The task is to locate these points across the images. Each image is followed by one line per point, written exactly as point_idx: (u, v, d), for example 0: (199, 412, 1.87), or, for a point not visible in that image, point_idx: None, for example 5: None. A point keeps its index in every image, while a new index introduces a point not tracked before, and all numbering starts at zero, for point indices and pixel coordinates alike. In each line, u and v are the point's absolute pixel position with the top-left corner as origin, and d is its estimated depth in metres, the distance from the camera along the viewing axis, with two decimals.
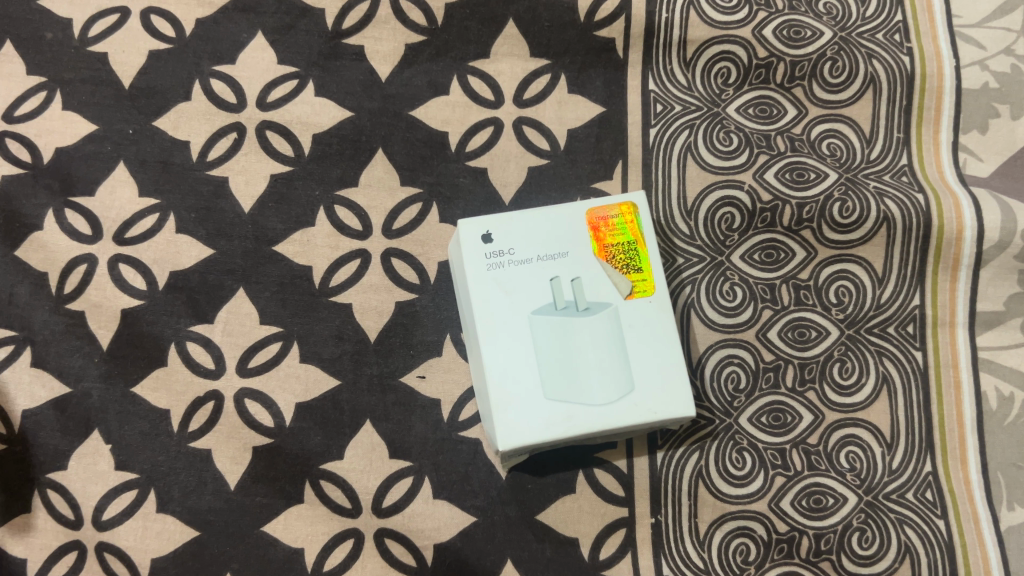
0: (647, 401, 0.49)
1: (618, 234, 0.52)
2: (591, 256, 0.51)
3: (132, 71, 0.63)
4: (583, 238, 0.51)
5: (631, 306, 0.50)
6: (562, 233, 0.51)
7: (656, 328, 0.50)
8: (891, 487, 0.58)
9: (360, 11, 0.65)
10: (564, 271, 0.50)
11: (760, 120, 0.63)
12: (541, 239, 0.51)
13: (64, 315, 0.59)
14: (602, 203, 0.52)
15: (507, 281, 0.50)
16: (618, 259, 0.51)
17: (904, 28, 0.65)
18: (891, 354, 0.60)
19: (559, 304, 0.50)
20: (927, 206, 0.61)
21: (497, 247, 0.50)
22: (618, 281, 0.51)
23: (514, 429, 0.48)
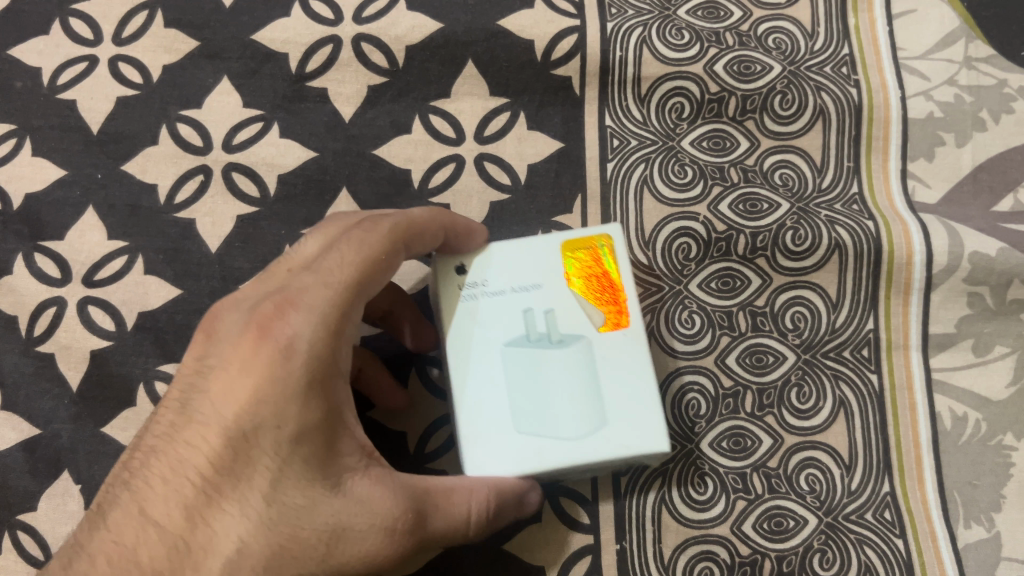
0: (618, 436, 0.48)
1: (594, 266, 0.53)
2: (564, 288, 0.52)
3: (100, 117, 0.65)
4: (558, 270, 0.52)
5: (603, 341, 0.51)
6: (538, 266, 0.53)
7: (628, 363, 0.50)
8: (850, 508, 0.59)
9: (322, 54, 0.67)
10: (539, 301, 0.52)
11: (713, 152, 0.65)
12: (518, 273, 0.52)
13: (33, 358, 0.60)
14: (575, 235, 0.53)
15: (481, 312, 0.51)
16: (591, 291, 0.52)
17: (851, 60, 0.67)
18: (847, 377, 0.61)
19: (533, 336, 0.51)
20: (877, 232, 0.63)
21: (473, 278, 0.52)
22: (592, 312, 0.51)
23: (484, 462, 0.48)
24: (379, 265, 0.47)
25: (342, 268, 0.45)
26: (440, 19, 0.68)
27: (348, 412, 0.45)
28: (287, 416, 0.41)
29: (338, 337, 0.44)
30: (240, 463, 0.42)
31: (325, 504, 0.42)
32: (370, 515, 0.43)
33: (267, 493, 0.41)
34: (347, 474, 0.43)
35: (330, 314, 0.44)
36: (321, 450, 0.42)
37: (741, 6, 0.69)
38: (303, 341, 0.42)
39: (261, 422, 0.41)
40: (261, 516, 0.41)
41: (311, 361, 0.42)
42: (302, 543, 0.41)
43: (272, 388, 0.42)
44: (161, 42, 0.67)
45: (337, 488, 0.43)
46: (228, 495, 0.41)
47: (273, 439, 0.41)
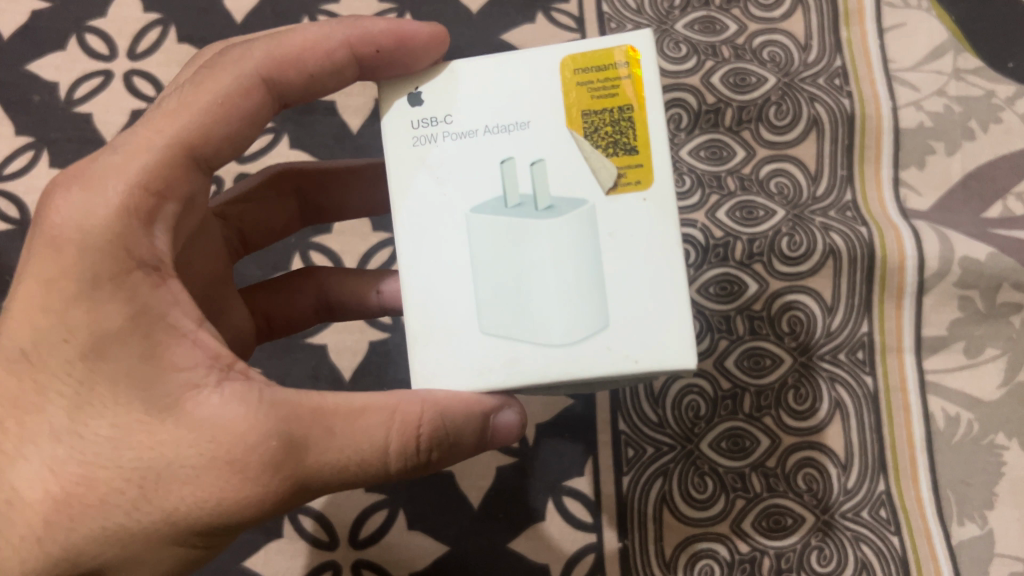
0: (623, 342, 0.37)
1: (606, 90, 0.38)
2: (562, 126, 0.37)
3: (115, 129, 0.67)
4: (556, 100, 0.37)
5: (614, 202, 0.37)
6: (528, 93, 0.37)
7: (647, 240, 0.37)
8: (847, 506, 0.61)
9: None
10: (519, 149, 0.37)
11: (711, 161, 0.67)
12: (494, 103, 0.38)
13: None
14: (589, 47, 0.38)
15: (439, 162, 0.38)
16: (602, 134, 0.37)
17: (843, 72, 0.69)
18: (843, 379, 0.63)
19: (511, 200, 0.37)
20: (870, 238, 0.64)
21: (429, 113, 0.38)
22: (601, 166, 0.37)
23: (433, 368, 0.38)
24: (202, 117, 0.39)
25: (159, 120, 0.38)
26: (445, 33, 0.70)
27: (177, 308, 0.36)
28: (74, 314, 0.34)
29: (134, 216, 0.35)
30: (26, 389, 0.35)
31: (149, 432, 0.34)
32: (215, 445, 0.34)
33: (63, 423, 0.35)
34: (184, 398, 0.34)
35: (130, 185, 0.36)
36: (127, 363, 0.34)
37: (737, 19, 0.71)
38: (75, 220, 0.35)
39: (42, 334, 0.35)
40: (62, 450, 0.35)
41: (90, 237, 0.35)
42: (107, 485, 0.34)
43: (48, 285, 0.35)
44: (174, 57, 0.69)
45: (164, 418, 0.34)
46: (12, 431, 0.35)
47: (62, 349, 0.35)
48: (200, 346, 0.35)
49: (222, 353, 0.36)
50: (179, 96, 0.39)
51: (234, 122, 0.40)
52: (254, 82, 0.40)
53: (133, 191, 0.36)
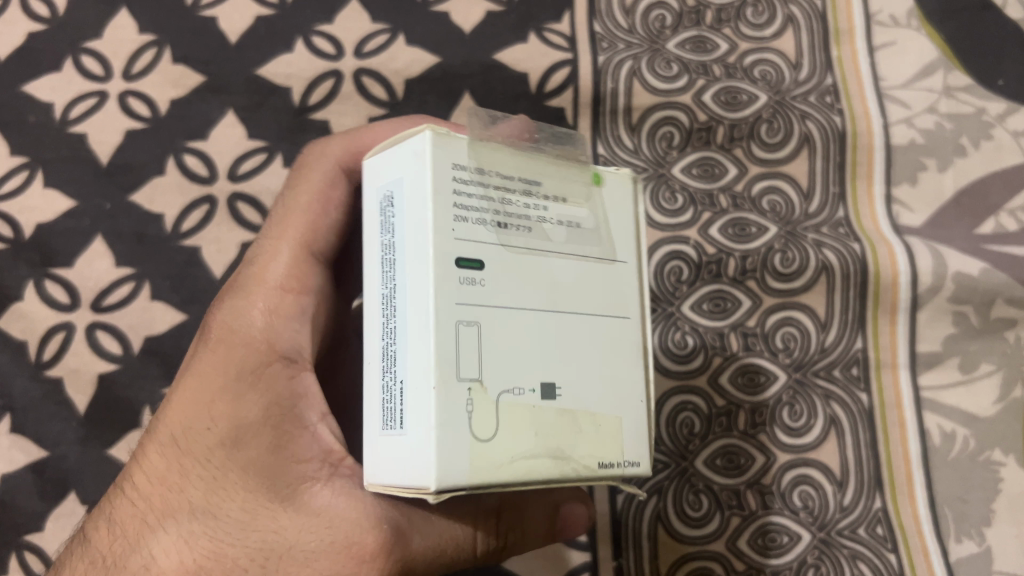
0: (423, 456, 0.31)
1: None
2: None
3: (109, 149, 0.68)
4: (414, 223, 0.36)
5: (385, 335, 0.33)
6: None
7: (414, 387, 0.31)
8: (843, 523, 0.60)
9: (324, 88, 0.69)
10: None
11: (703, 178, 0.67)
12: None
13: (42, 381, 0.63)
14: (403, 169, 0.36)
15: None
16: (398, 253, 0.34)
17: (834, 90, 0.70)
18: (837, 396, 0.63)
19: None
20: (863, 254, 0.65)
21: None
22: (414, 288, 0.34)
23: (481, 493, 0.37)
24: (316, 216, 0.46)
25: (281, 237, 0.46)
26: (438, 52, 0.70)
27: (303, 401, 0.42)
28: (219, 409, 0.41)
29: (281, 317, 0.43)
30: (173, 472, 0.40)
31: (274, 519, 0.38)
32: (333, 531, 0.37)
33: (199, 506, 0.39)
34: (303, 488, 0.39)
35: (274, 292, 0.44)
36: (263, 452, 0.39)
37: (728, 39, 0.71)
38: (238, 322, 0.43)
39: (194, 423, 0.41)
40: (206, 537, 0.38)
41: (247, 338, 0.42)
42: (233, 562, 0.37)
43: (213, 371, 0.42)
44: (169, 77, 0.69)
45: (287, 502, 0.38)
46: (157, 507, 0.39)
47: (206, 440, 0.40)
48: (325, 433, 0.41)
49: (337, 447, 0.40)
50: (283, 213, 0.47)
51: (332, 214, 0.47)
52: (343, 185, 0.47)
53: (276, 294, 0.44)
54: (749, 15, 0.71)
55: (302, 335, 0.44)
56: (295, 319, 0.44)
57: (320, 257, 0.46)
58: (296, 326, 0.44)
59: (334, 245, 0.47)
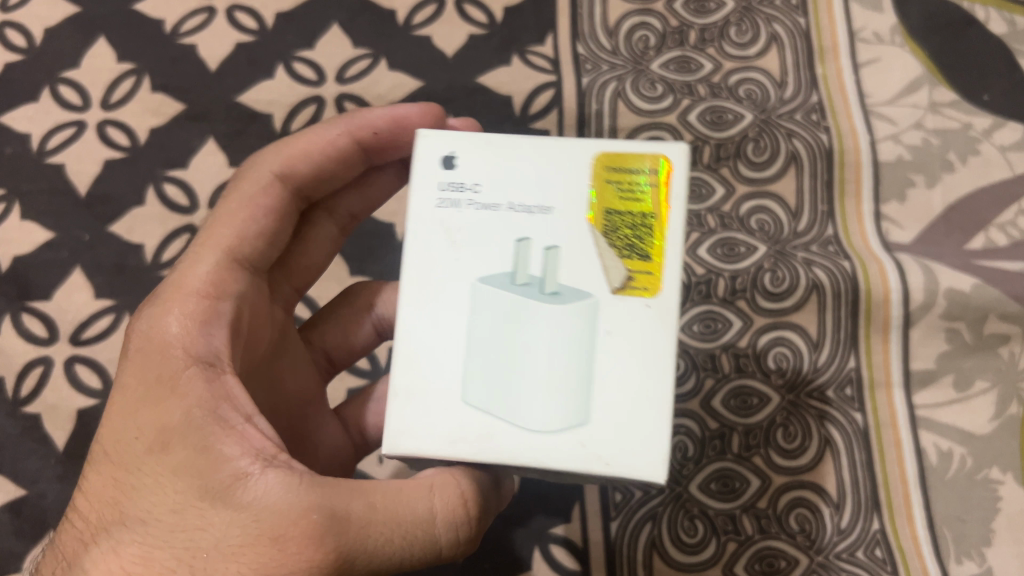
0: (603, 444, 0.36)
1: (632, 195, 0.38)
2: (583, 225, 0.37)
3: (88, 179, 0.67)
4: (580, 194, 0.38)
5: (620, 303, 0.37)
6: (550, 179, 0.38)
7: (639, 371, 0.37)
8: (841, 546, 0.59)
9: (306, 114, 0.68)
10: (538, 231, 0.38)
11: (691, 199, 0.67)
12: (518, 181, 0.38)
13: (20, 418, 0.62)
14: (622, 149, 0.38)
15: (467, 227, 0.38)
16: (622, 234, 0.37)
17: (820, 108, 0.69)
18: (832, 416, 0.62)
19: (519, 279, 0.37)
20: (854, 272, 0.64)
21: (458, 178, 0.39)
22: (610, 266, 0.37)
23: (403, 425, 0.37)
24: (241, 225, 0.46)
25: (208, 245, 0.45)
26: (421, 77, 0.70)
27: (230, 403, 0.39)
28: (141, 418, 0.38)
29: (202, 319, 0.42)
30: (112, 487, 0.38)
31: (202, 517, 0.35)
32: (263, 523, 0.35)
33: (129, 514, 0.37)
34: (233, 486, 0.36)
35: (196, 297, 0.42)
36: (186, 455, 0.37)
37: (712, 58, 0.71)
38: (156, 326, 0.41)
39: (122, 432, 0.39)
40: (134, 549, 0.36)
41: (167, 338, 0.40)
42: (160, 565, 0.35)
43: (135, 375, 0.40)
44: (149, 106, 0.69)
45: (217, 502, 0.35)
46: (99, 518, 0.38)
47: (134, 449, 0.38)
48: (255, 432, 0.38)
49: (265, 444, 0.38)
50: (211, 220, 0.47)
51: (260, 221, 0.47)
52: (277, 194, 0.48)
53: (200, 302, 0.42)
54: (733, 35, 0.71)
55: (222, 337, 0.42)
56: (210, 322, 0.42)
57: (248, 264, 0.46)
58: (211, 330, 0.41)
59: (259, 253, 0.47)
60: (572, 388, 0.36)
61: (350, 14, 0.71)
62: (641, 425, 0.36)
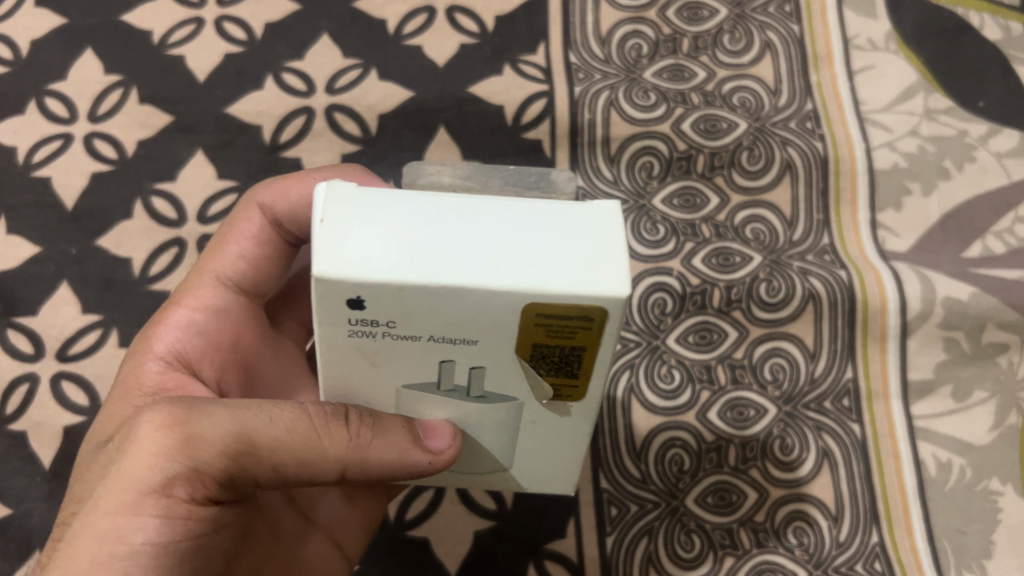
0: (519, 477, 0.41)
1: (568, 338, 0.32)
2: (508, 356, 0.33)
3: (75, 193, 0.66)
4: (510, 336, 0.32)
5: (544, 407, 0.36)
6: (475, 320, 0.31)
7: (559, 441, 0.39)
8: (840, 560, 0.58)
9: (296, 125, 0.68)
10: (462, 358, 0.33)
11: (684, 209, 0.66)
12: (437, 321, 0.32)
13: (5, 436, 0.60)
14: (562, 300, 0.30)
15: (379, 349, 0.33)
16: (548, 363, 0.33)
17: (815, 116, 0.68)
18: (829, 428, 0.61)
19: (444, 388, 0.35)
20: (850, 281, 0.63)
21: (372, 316, 0.31)
22: (537, 385, 0.35)
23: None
24: (228, 253, 0.49)
25: (200, 268, 0.50)
26: (411, 86, 0.69)
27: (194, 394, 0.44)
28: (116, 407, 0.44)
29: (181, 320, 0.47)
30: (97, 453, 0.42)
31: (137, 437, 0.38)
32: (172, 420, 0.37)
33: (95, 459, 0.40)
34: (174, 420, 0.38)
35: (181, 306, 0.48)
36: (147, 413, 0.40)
37: (705, 66, 0.70)
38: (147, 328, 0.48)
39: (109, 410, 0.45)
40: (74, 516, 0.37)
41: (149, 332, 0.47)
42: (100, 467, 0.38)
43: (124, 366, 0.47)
44: (137, 118, 0.68)
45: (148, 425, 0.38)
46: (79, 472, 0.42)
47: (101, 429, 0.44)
48: None
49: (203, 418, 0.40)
50: (213, 246, 0.51)
51: (243, 245, 0.50)
52: (262, 226, 0.50)
53: (182, 314, 0.47)
54: (726, 42, 0.71)
55: (192, 344, 0.46)
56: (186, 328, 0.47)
57: (231, 286, 0.49)
58: (176, 333, 0.47)
59: (253, 280, 0.50)
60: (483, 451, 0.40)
61: (339, 23, 0.71)
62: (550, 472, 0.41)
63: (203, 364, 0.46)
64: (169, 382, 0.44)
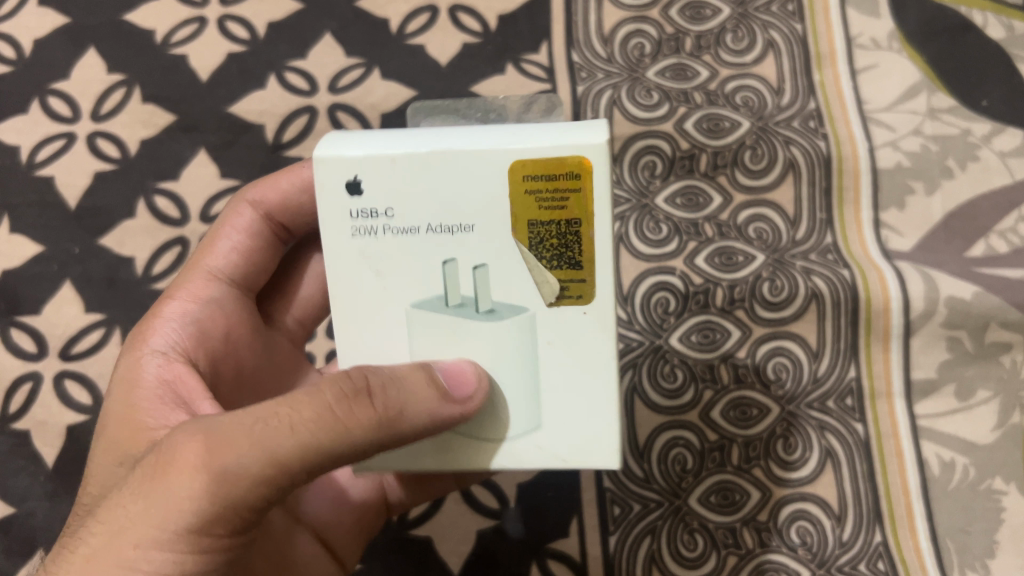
0: (559, 444, 0.39)
1: (557, 201, 0.36)
2: (506, 236, 0.36)
3: (78, 191, 0.66)
4: (502, 207, 0.36)
5: (557, 316, 0.37)
6: (469, 193, 0.36)
7: (585, 375, 0.38)
8: (843, 559, 0.58)
9: (298, 124, 0.68)
10: (463, 251, 0.37)
11: (687, 208, 0.66)
12: (433, 197, 0.36)
13: (10, 435, 0.61)
14: (539, 154, 0.35)
15: (388, 247, 0.37)
16: (548, 245, 0.36)
17: (818, 114, 0.68)
18: (832, 427, 0.61)
19: (453, 297, 0.37)
20: (854, 281, 0.63)
21: (371, 205, 0.37)
22: (543, 280, 0.37)
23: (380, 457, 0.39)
24: (219, 248, 0.50)
25: (192, 266, 0.50)
26: (413, 85, 0.69)
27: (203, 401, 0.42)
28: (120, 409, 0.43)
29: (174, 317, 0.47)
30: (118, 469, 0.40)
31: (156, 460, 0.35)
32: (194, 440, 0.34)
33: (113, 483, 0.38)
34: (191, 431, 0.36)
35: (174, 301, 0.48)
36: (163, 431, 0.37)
37: (708, 65, 0.70)
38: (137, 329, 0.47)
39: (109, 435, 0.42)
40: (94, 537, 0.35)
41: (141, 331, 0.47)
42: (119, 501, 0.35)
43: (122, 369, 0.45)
44: (139, 117, 0.68)
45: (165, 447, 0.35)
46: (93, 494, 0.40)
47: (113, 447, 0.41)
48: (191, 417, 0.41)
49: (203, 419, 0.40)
50: (202, 244, 0.51)
51: (234, 237, 0.50)
52: (254, 220, 0.51)
53: (176, 306, 0.47)
54: (729, 42, 0.71)
55: (189, 335, 0.46)
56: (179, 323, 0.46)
57: (224, 278, 0.49)
58: (173, 327, 0.46)
59: (244, 273, 0.50)
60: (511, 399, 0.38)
61: (342, 22, 0.71)
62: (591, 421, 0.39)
63: (200, 355, 0.45)
64: (170, 374, 0.43)
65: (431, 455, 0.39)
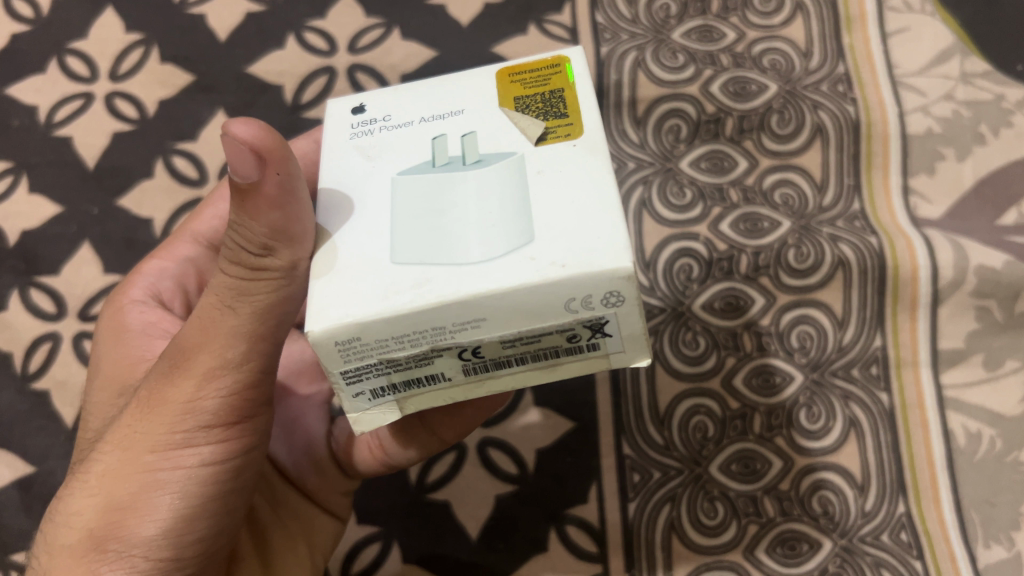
0: (553, 249, 0.28)
1: (541, 81, 0.35)
2: (496, 110, 0.34)
3: (95, 151, 0.66)
4: (491, 94, 0.34)
5: (548, 149, 0.32)
6: (460, 96, 0.35)
7: (582, 189, 0.30)
8: (865, 530, 0.57)
9: (319, 85, 0.67)
10: (453, 126, 0.33)
11: (712, 172, 0.65)
12: (426, 103, 0.35)
13: (29, 394, 0.60)
14: (521, 61, 0.36)
15: (378, 142, 0.33)
16: (535, 108, 0.34)
17: (847, 78, 0.67)
18: (857, 395, 0.60)
19: (440, 157, 0.32)
20: (881, 248, 0.62)
21: (370, 117, 0.35)
22: (529, 126, 0.33)
23: (328, 302, 0.28)
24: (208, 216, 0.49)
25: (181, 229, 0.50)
26: (435, 45, 0.68)
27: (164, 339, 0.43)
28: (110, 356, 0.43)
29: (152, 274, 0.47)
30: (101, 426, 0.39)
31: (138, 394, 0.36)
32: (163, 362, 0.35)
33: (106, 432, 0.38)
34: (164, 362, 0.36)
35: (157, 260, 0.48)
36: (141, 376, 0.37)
37: (735, 27, 0.70)
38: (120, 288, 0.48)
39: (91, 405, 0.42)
40: (107, 455, 0.35)
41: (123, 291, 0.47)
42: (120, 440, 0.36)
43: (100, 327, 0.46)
44: (158, 78, 0.68)
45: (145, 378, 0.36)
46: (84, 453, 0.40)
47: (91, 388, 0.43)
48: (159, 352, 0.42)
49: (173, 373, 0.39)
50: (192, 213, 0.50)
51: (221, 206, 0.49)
52: None
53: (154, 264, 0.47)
54: (756, 4, 0.71)
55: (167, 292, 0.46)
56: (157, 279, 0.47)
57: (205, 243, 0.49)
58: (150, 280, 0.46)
59: None
60: (497, 228, 0.29)
61: None
62: (589, 222, 0.29)
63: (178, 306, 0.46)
64: (153, 317, 0.44)
65: (394, 293, 0.28)
